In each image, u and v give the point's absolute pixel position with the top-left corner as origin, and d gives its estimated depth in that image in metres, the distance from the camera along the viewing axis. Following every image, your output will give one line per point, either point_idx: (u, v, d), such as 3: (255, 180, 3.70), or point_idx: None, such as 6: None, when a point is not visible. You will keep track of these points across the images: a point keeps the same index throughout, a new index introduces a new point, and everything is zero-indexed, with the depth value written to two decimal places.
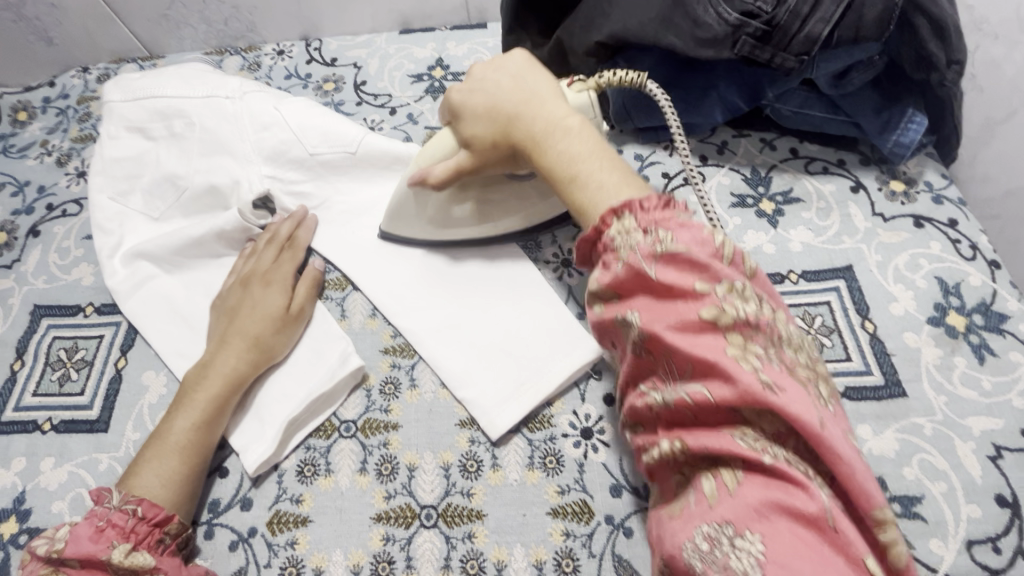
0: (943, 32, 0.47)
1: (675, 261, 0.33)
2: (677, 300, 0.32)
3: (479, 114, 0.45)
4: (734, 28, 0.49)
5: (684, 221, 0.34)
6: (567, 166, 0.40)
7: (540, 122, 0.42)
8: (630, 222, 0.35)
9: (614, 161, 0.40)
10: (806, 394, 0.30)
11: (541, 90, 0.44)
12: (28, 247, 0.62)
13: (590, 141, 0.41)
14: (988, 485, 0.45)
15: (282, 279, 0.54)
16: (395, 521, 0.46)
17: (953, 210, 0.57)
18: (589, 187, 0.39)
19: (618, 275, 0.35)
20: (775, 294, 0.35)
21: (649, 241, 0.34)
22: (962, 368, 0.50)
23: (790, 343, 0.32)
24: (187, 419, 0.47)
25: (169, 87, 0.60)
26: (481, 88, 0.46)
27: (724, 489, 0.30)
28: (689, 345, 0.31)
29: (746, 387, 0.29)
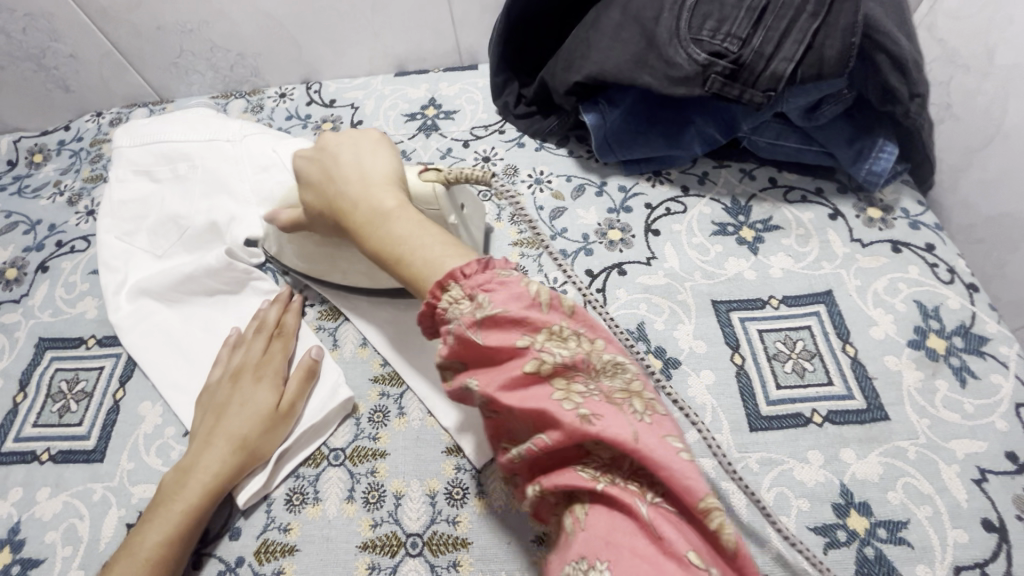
0: (903, 67, 0.50)
1: (494, 324, 0.32)
2: (506, 359, 0.32)
3: (313, 184, 0.46)
4: (703, 67, 0.51)
5: (503, 280, 0.33)
6: (394, 251, 0.39)
7: (363, 208, 0.42)
8: (456, 291, 0.34)
9: (438, 236, 0.39)
10: (623, 416, 0.30)
11: (373, 171, 0.44)
12: (36, 282, 0.64)
13: (415, 222, 0.40)
14: (974, 510, 0.45)
15: (274, 372, 0.53)
16: (381, 549, 0.46)
17: (930, 236, 0.59)
18: (417, 264, 0.38)
19: (452, 347, 0.33)
20: (598, 323, 0.34)
21: (472, 308, 0.33)
22: (944, 391, 0.50)
23: (605, 369, 0.32)
24: (160, 532, 0.45)
25: (175, 132, 0.64)
26: (323, 163, 0.47)
27: (577, 523, 0.30)
28: (519, 402, 0.31)
29: (569, 429, 0.29)
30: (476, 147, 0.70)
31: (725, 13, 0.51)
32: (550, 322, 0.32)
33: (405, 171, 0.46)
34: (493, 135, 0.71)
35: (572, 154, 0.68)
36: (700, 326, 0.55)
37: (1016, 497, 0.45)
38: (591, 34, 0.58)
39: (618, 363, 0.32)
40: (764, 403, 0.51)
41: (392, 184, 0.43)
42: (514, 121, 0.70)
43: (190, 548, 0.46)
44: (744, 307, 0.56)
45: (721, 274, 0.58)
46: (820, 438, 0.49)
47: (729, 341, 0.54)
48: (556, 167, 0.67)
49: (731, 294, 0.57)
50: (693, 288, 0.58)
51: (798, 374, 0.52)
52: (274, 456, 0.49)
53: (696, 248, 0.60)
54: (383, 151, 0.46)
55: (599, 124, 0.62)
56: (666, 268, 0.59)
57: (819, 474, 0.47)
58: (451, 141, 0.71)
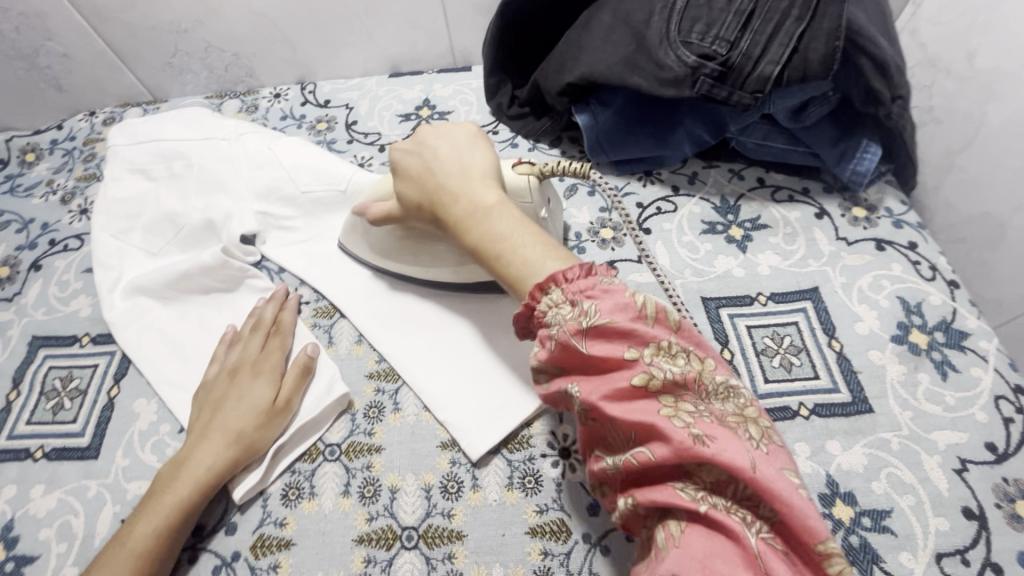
0: (885, 70, 0.51)
1: (601, 334, 0.34)
2: (612, 370, 0.34)
3: (411, 177, 0.48)
4: (693, 69, 0.53)
5: (609, 289, 0.36)
6: (492, 247, 0.41)
7: (465, 204, 0.44)
8: (557, 295, 0.37)
9: (535, 236, 0.41)
10: (736, 442, 0.31)
11: (472, 167, 0.46)
12: (29, 281, 0.64)
13: (515, 221, 0.42)
14: (955, 498, 0.46)
15: (271, 368, 0.53)
16: (375, 543, 0.47)
17: (912, 234, 0.60)
18: (514, 262, 0.40)
19: (554, 353, 0.36)
20: (705, 344, 0.36)
21: (577, 314, 0.35)
22: (926, 384, 0.51)
23: (718, 391, 0.33)
24: (152, 524, 0.45)
25: (170, 131, 0.64)
26: (421, 156, 0.48)
27: (671, 538, 0.32)
28: (625, 414, 0.33)
29: (678, 446, 0.31)
30: None
31: (713, 17, 0.52)
32: (660, 339, 0.34)
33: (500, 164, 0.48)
34: (488, 135, 0.72)
35: (566, 154, 0.69)
36: None
37: (995, 486, 0.46)
38: (583, 36, 0.59)
39: (732, 388, 0.33)
40: None
41: (490, 182, 0.45)
42: (507, 122, 0.72)
43: (182, 542, 0.46)
44: (733, 304, 0.57)
45: (711, 271, 0.60)
46: (807, 430, 0.50)
47: (719, 337, 0.55)
48: None
49: (721, 291, 0.58)
50: (684, 285, 0.59)
51: (785, 368, 0.53)
52: (269, 451, 0.50)
53: (686, 247, 0.61)
54: (481, 147, 0.48)
55: (591, 124, 0.63)
56: (657, 266, 0.60)
57: (806, 465, 0.48)
58: None
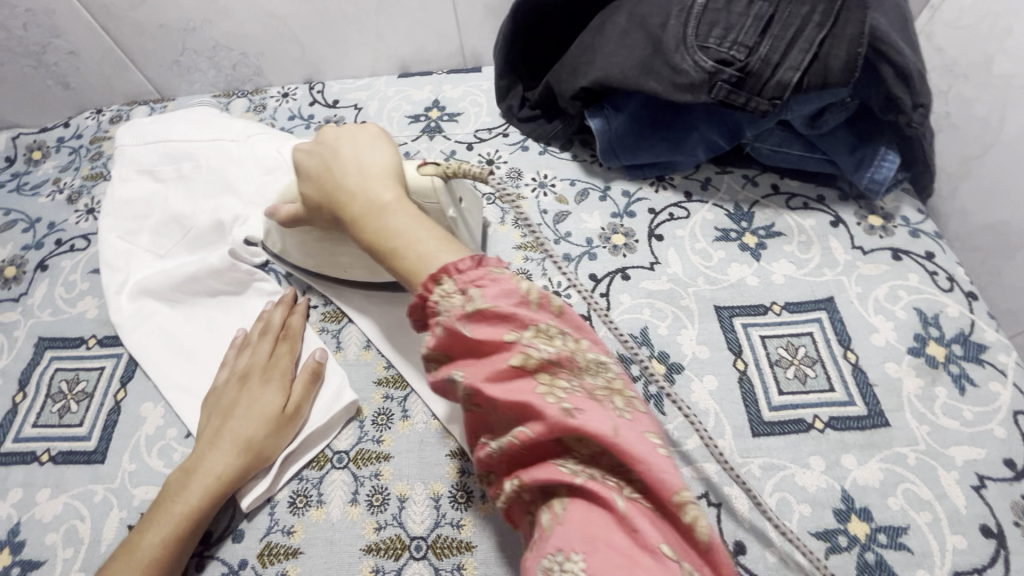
0: (906, 78, 0.50)
1: (482, 317, 0.31)
2: (491, 354, 0.31)
3: (313, 177, 0.46)
4: (710, 74, 0.52)
5: (496, 278, 0.33)
6: (388, 243, 0.39)
7: (360, 202, 0.42)
8: (449, 286, 0.34)
9: (432, 231, 0.39)
10: (606, 413, 0.29)
11: (371, 165, 0.44)
12: (36, 281, 0.64)
13: (413, 217, 0.40)
14: (973, 516, 0.45)
15: (282, 375, 0.53)
16: (384, 553, 0.46)
17: (929, 244, 0.59)
18: (410, 257, 0.37)
19: (437, 338, 0.33)
20: (586, 325, 0.34)
21: (463, 300, 0.32)
22: (943, 398, 0.50)
23: (590, 366, 0.31)
24: (160, 533, 0.44)
25: (178, 131, 0.64)
26: (321, 153, 0.46)
27: (555, 518, 0.29)
28: (504, 393, 0.30)
29: (552, 421, 0.28)
30: (480, 150, 0.70)
31: (731, 22, 0.51)
32: (538, 319, 0.31)
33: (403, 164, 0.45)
34: (497, 138, 0.71)
35: (577, 157, 0.68)
36: (703, 331, 0.55)
37: (1014, 504, 0.46)
38: (597, 40, 0.58)
39: (600, 363, 0.31)
40: (766, 409, 0.51)
41: (390, 180, 0.43)
42: (517, 124, 0.71)
43: (189, 550, 0.46)
44: (747, 313, 0.56)
45: (724, 279, 0.59)
46: (821, 444, 0.49)
47: (732, 347, 0.54)
48: (560, 171, 0.67)
49: (734, 300, 0.57)
50: (696, 293, 0.58)
51: (800, 380, 0.52)
52: (278, 458, 0.49)
53: (699, 254, 0.60)
54: (384, 146, 0.46)
55: (604, 129, 0.62)
56: (669, 273, 0.59)
57: (821, 480, 0.47)
58: (455, 144, 0.71)
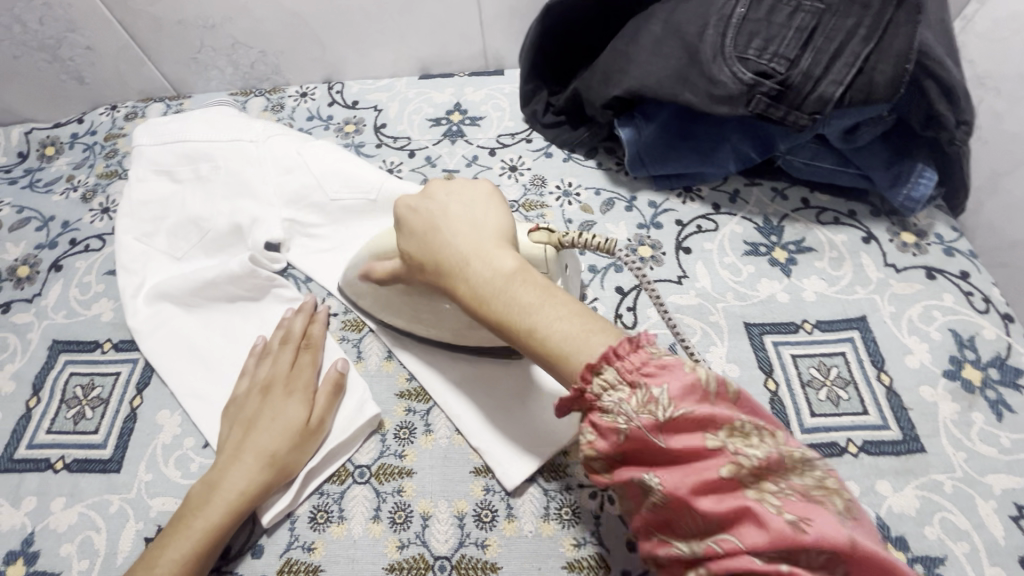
0: (951, 94, 0.49)
1: (674, 420, 0.30)
2: (687, 457, 0.30)
3: (420, 240, 0.44)
4: (749, 86, 0.50)
5: (666, 363, 0.31)
6: (521, 320, 0.37)
7: (480, 271, 0.39)
8: (609, 374, 0.32)
9: (569, 305, 0.37)
10: (831, 518, 0.27)
11: (486, 229, 0.42)
12: (49, 281, 0.62)
13: (542, 290, 0.38)
14: (1011, 547, 0.44)
15: (303, 386, 0.51)
16: (407, 572, 0.45)
17: (964, 263, 0.58)
18: (552, 339, 0.36)
19: (619, 442, 0.32)
20: (770, 414, 0.32)
21: (643, 400, 0.31)
22: (980, 424, 0.49)
23: (799, 465, 0.29)
24: (180, 550, 0.43)
25: (196, 131, 0.62)
26: (427, 213, 0.44)
27: None
28: (713, 503, 0.29)
29: (777, 534, 0.27)
30: (503, 155, 0.69)
31: (772, 33, 0.50)
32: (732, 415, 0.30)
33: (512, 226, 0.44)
34: (521, 143, 0.69)
35: (602, 166, 0.67)
36: (733, 349, 0.54)
37: None
38: (631, 47, 0.57)
39: (809, 460, 0.29)
40: (798, 431, 0.50)
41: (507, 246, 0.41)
42: (542, 130, 0.69)
43: (209, 567, 0.45)
44: (777, 331, 0.55)
45: (754, 295, 0.57)
46: (855, 469, 0.48)
47: (763, 366, 0.53)
48: (586, 179, 0.66)
49: (764, 317, 0.56)
50: (726, 309, 0.57)
51: (832, 402, 0.51)
52: (301, 473, 0.48)
53: (728, 268, 0.59)
54: (493, 206, 0.44)
55: (633, 138, 0.61)
56: (697, 287, 0.58)
57: None
58: (478, 149, 0.70)
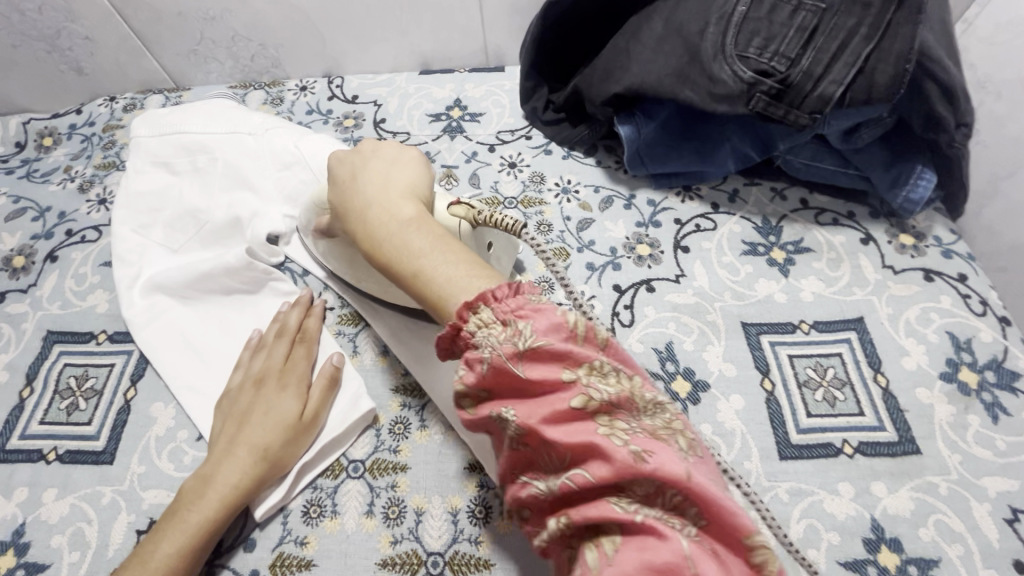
0: (952, 96, 0.49)
1: (535, 354, 0.30)
2: (546, 392, 0.30)
3: (340, 192, 0.45)
4: (748, 85, 0.50)
5: (541, 306, 0.32)
6: (408, 263, 0.37)
7: (379, 218, 0.41)
8: (486, 314, 0.32)
9: (457, 253, 0.37)
10: (674, 455, 0.28)
11: (397, 183, 0.43)
12: (45, 272, 0.62)
13: (433, 236, 0.38)
14: (1006, 550, 0.44)
15: (298, 380, 0.51)
16: (400, 567, 0.45)
17: (962, 265, 0.58)
18: (433, 280, 0.36)
19: (483, 375, 0.32)
20: (634, 362, 0.33)
21: (508, 335, 0.31)
22: (976, 426, 0.49)
23: (649, 406, 0.30)
24: (173, 544, 0.43)
25: (195, 123, 0.62)
26: (350, 165, 0.46)
27: (603, 557, 0.28)
28: (565, 435, 0.29)
29: (621, 465, 0.28)
30: (502, 152, 0.69)
31: (773, 31, 0.49)
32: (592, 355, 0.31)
33: (427, 185, 0.45)
34: (520, 140, 0.69)
35: (601, 163, 0.67)
36: (730, 348, 0.54)
37: None
38: (632, 45, 0.57)
39: (658, 402, 0.30)
40: (794, 431, 0.50)
41: (411, 199, 0.42)
42: (541, 127, 0.69)
43: (202, 562, 0.44)
44: (775, 331, 0.55)
45: (752, 295, 0.57)
46: (851, 470, 0.48)
47: (760, 366, 0.53)
48: (585, 177, 0.66)
49: (761, 317, 0.56)
50: (723, 309, 0.56)
51: (829, 403, 0.51)
52: (296, 467, 0.48)
53: (726, 268, 0.59)
54: (412, 165, 0.46)
55: (633, 136, 0.61)
56: (695, 286, 0.58)
57: (850, 507, 0.46)
58: (477, 145, 0.69)
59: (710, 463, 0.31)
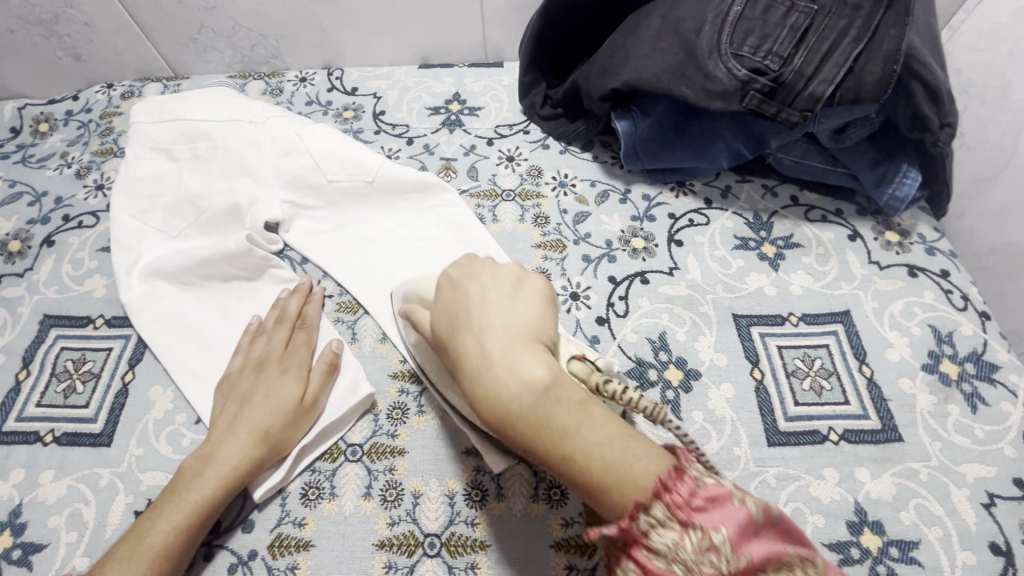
0: (937, 96, 0.51)
1: (742, 567, 0.28)
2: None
3: (454, 332, 0.39)
4: (743, 83, 0.52)
5: (718, 500, 0.30)
6: (560, 448, 0.33)
7: (509, 380, 0.34)
8: (659, 512, 0.31)
9: (612, 430, 0.34)
10: None
11: (522, 328, 0.38)
12: (41, 256, 0.62)
13: (582, 410, 0.34)
14: (982, 532, 0.46)
15: (298, 364, 0.52)
16: (397, 548, 0.46)
17: (945, 262, 0.60)
18: (594, 469, 0.32)
19: None
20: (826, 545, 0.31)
21: (696, 543, 0.29)
22: (956, 416, 0.51)
23: None
24: (172, 522, 0.44)
25: (195, 110, 0.62)
26: (464, 298, 0.40)
27: None
28: None
29: None
30: (500, 146, 0.69)
31: (767, 31, 0.51)
32: (786, 549, 0.29)
33: (548, 324, 0.39)
34: (519, 134, 0.70)
35: (597, 159, 0.68)
36: (721, 339, 0.56)
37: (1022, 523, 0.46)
38: (630, 42, 0.58)
39: None
40: (782, 419, 0.51)
41: (542, 352, 0.36)
42: (539, 122, 0.70)
43: (199, 541, 0.45)
44: (764, 323, 0.57)
45: (742, 288, 0.59)
46: (836, 456, 0.49)
47: (749, 356, 0.55)
48: (582, 172, 0.67)
49: (752, 310, 0.58)
50: (715, 301, 0.58)
51: (815, 392, 0.53)
52: (295, 448, 0.49)
53: (718, 261, 0.61)
54: (531, 300, 0.40)
55: (629, 131, 0.63)
56: (688, 279, 0.59)
57: (835, 492, 0.48)
58: (476, 138, 0.70)
59: None
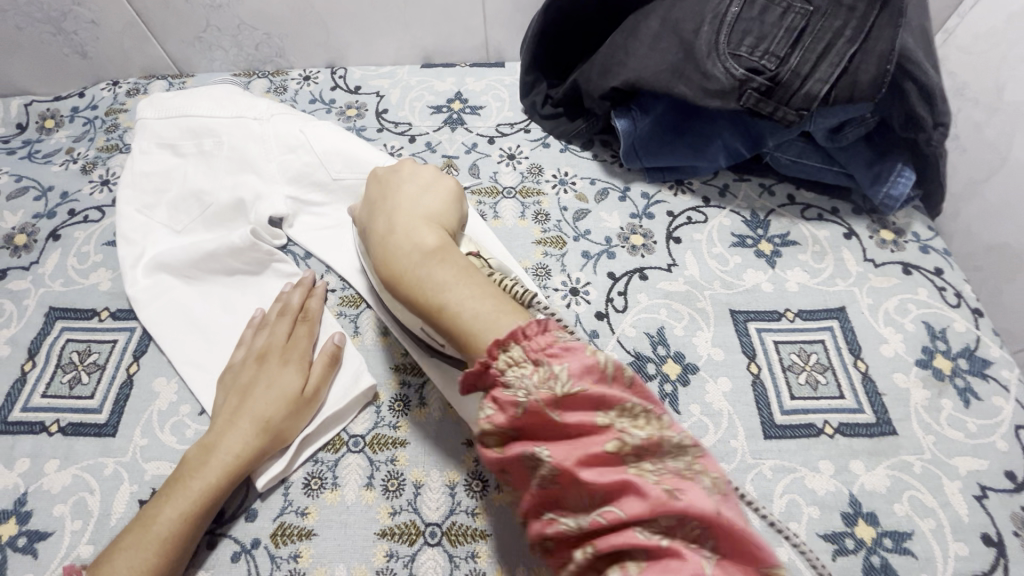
0: (930, 97, 0.52)
1: (573, 393, 0.32)
2: (580, 434, 0.33)
3: (375, 216, 0.48)
4: (740, 81, 0.53)
5: (570, 346, 0.34)
6: (433, 295, 0.39)
7: (404, 246, 0.43)
8: (516, 352, 0.34)
9: (479, 286, 0.39)
10: (704, 492, 0.31)
11: (423, 211, 0.46)
12: (47, 250, 0.63)
13: (458, 269, 0.40)
14: (974, 524, 0.47)
15: (299, 355, 0.53)
16: (399, 537, 0.46)
17: (938, 260, 0.61)
18: (459, 315, 0.38)
19: (515, 416, 0.34)
20: (659, 398, 0.35)
21: (539, 374, 0.33)
22: (949, 410, 0.52)
23: (676, 449, 0.32)
24: (177, 509, 0.44)
25: (201, 106, 0.63)
26: (383, 185, 0.50)
27: None
28: (597, 475, 0.32)
29: (653, 501, 0.30)
30: (501, 144, 0.70)
31: (764, 31, 0.52)
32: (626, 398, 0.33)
33: (446, 211, 0.47)
34: (520, 133, 0.71)
35: (597, 157, 0.69)
36: (718, 334, 0.56)
37: (1013, 515, 0.47)
38: (630, 42, 0.59)
39: (686, 444, 0.33)
40: (779, 412, 0.52)
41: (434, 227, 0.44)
42: (540, 121, 0.71)
43: (203, 529, 0.45)
44: (761, 319, 0.57)
45: (739, 284, 0.60)
46: (831, 448, 0.50)
47: (746, 351, 0.55)
48: (581, 170, 0.68)
49: (749, 305, 0.58)
50: (713, 297, 0.59)
51: (811, 386, 0.54)
52: (297, 438, 0.49)
53: (716, 258, 0.61)
54: (440, 194, 0.49)
55: (629, 129, 0.64)
56: (686, 275, 0.60)
57: (830, 483, 0.49)
58: (477, 137, 0.71)
59: (735, 500, 0.33)
